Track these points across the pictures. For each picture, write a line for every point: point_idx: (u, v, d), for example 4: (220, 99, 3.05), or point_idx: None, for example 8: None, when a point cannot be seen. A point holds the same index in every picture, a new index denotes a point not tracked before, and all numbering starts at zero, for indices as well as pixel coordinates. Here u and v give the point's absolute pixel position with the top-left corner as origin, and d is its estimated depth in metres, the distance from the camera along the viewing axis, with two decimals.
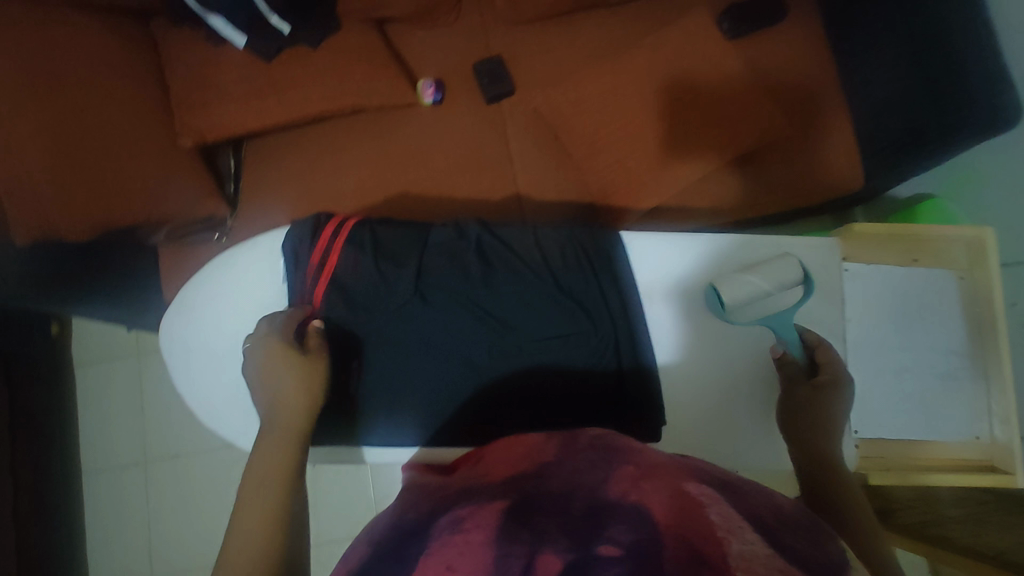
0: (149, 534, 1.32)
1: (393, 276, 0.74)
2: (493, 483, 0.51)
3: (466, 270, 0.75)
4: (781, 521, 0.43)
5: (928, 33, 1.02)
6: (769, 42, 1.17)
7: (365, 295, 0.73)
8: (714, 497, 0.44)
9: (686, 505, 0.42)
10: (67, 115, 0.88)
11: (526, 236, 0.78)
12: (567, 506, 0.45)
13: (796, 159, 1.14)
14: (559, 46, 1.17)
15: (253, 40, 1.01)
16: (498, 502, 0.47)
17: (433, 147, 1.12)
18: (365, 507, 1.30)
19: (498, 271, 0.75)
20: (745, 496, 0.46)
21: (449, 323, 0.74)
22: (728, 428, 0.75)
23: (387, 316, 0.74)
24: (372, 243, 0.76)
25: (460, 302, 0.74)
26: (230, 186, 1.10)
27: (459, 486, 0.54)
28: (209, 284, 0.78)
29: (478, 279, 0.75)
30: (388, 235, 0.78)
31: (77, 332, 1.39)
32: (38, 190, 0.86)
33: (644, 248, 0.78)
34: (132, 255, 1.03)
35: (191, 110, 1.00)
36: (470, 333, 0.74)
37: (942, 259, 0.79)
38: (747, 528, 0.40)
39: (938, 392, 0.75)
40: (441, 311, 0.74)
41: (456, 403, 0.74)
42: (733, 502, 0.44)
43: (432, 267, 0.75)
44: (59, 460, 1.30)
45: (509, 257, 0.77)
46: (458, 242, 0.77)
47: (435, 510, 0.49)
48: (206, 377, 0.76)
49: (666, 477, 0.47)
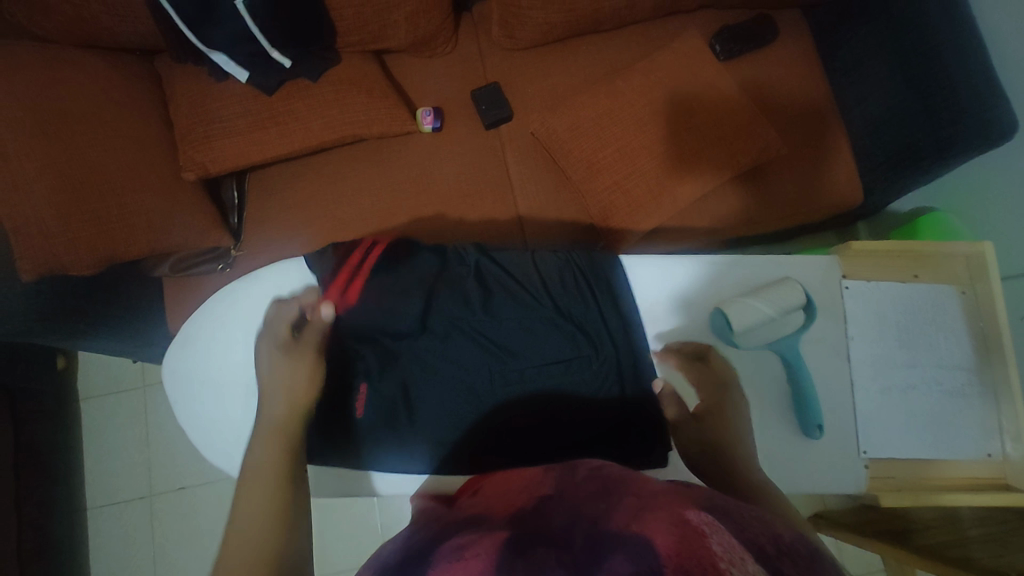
0: (153, 568, 1.30)
1: (392, 304, 0.75)
2: (496, 518, 0.51)
3: (467, 296, 0.76)
4: (782, 550, 0.40)
5: (919, 49, 1.03)
6: (762, 62, 1.19)
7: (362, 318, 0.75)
8: (717, 525, 0.40)
9: (687, 534, 0.39)
10: (71, 153, 0.90)
11: (528, 261, 0.79)
12: (566, 537, 0.44)
13: (794, 176, 1.14)
14: (555, 72, 1.19)
15: (255, 74, 1.03)
16: (497, 534, 0.46)
17: (433, 174, 1.13)
18: (372, 536, 1.28)
19: (497, 296, 0.76)
20: (747, 522, 0.42)
21: (451, 349, 0.74)
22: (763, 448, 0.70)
23: (382, 342, 0.75)
24: (377, 266, 0.77)
25: (461, 327, 0.75)
26: (234, 218, 1.10)
27: (463, 517, 0.53)
28: (214, 316, 0.78)
29: (479, 304, 0.76)
30: (391, 257, 0.79)
31: (83, 365, 1.39)
32: (43, 227, 0.86)
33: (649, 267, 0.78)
34: (138, 287, 1.04)
35: (194, 145, 1.02)
36: (471, 357, 0.73)
37: (943, 273, 0.78)
38: (749, 558, 0.36)
39: (949, 409, 0.73)
40: (443, 337, 0.75)
41: (460, 431, 0.72)
42: (734, 530, 0.41)
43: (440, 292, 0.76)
44: (64, 494, 1.29)
45: (509, 282, 0.77)
46: (459, 268, 0.79)
47: (431, 544, 0.48)
48: (212, 409, 0.76)
49: (666, 505, 0.44)
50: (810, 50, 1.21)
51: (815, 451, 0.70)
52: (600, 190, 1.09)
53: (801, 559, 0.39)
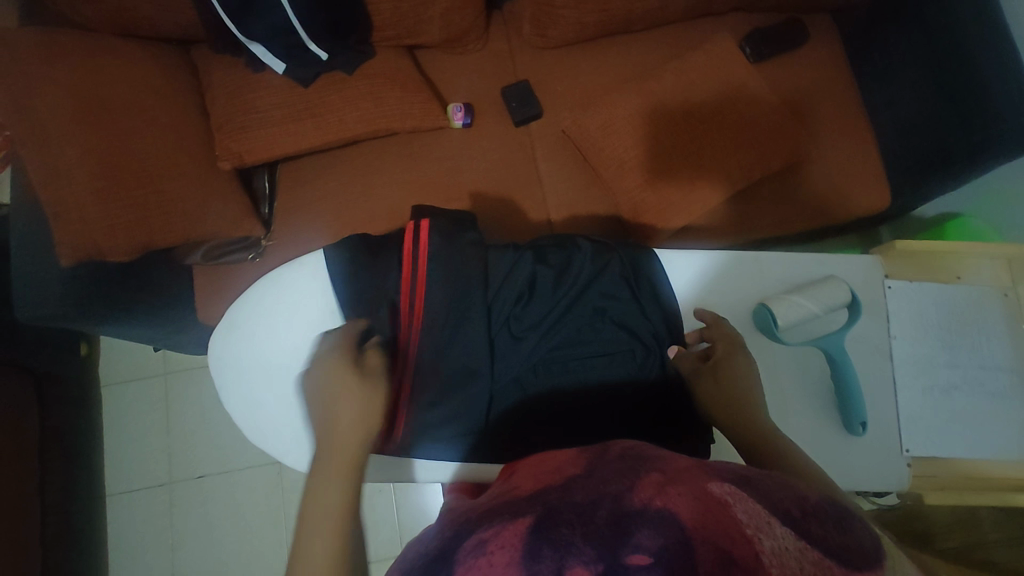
0: (172, 556, 1.30)
1: (460, 288, 0.72)
2: (517, 498, 0.49)
3: (513, 285, 0.75)
4: (805, 510, 0.42)
5: (951, 55, 1.03)
6: (793, 64, 1.19)
7: (436, 296, 0.71)
8: (738, 494, 0.43)
9: (713, 505, 0.41)
10: (112, 140, 0.91)
11: (570, 248, 0.78)
12: (591, 515, 0.42)
13: (824, 178, 1.15)
14: (585, 70, 1.20)
15: (292, 66, 1.04)
16: (522, 519, 0.44)
17: (463, 170, 1.14)
18: (389, 531, 1.29)
19: (540, 287, 0.75)
20: (766, 486, 0.44)
21: (496, 339, 0.74)
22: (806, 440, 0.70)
23: (446, 326, 0.71)
24: (443, 239, 0.73)
25: (504, 318, 0.74)
26: (264, 208, 1.11)
27: (488, 504, 0.51)
28: (258, 301, 0.78)
29: (525, 290, 0.75)
30: (449, 229, 0.74)
31: (106, 352, 1.40)
32: (85, 213, 0.87)
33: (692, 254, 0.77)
34: (169, 274, 1.04)
35: (230, 134, 1.02)
36: (515, 349, 0.74)
37: (982, 276, 0.80)
38: (776, 522, 0.40)
39: (993, 411, 0.73)
40: (490, 326, 0.73)
41: (499, 420, 0.73)
42: (757, 497, 0.43)
43: (496, 277, 0.75)
44: (85, 480, 1.29)
45: (552, 269, 0.76)
46: (503, 251, 0.77)
47: (465, 529, 0.47)
48: (254, 393, 0.76)
49: (690, 480, 0.45)
50: (840, 55, 1.21)
51: (859, 447, 0.70)
52: (631, 187, 1.09)
53: (828, 516, 0.42)
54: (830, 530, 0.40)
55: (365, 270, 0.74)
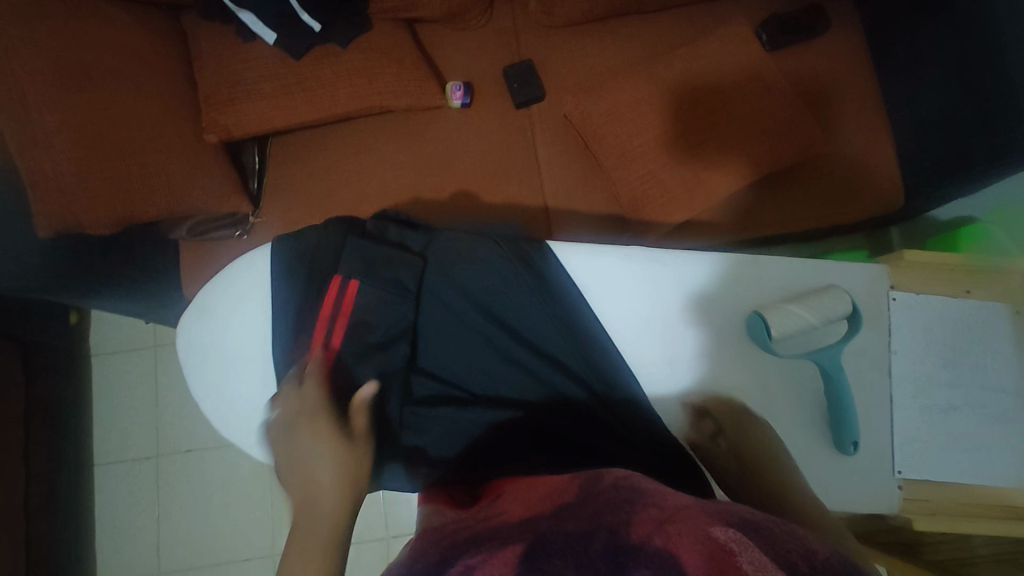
0: (158, 528, 1.31)
1: (405, 293, 0.72)
2: (511, 524, 0.49)
3: (462, 289, 0.73)
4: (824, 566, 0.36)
5: (979, 51, 0.98)
6: (810, 54, 1.14)
7: (369, 309, 0.71)
8: (745, 542, 0.37)
9: (710, 548, 0.37)
10: (93, 108, 0.87)
11: (542, 266, 0.72)
12: (585, 547, 0.41)
13: (835, 174, 1.10)
14: (591, 52, 1.15)
15: (283, 37, 1.00)
16: (512, 548, 0.44)
17: (460, 152, 1.10)
18: (369, 515, 1.29)
19: (503, 290, 0.72)
20: (775, 534, 0.40)
21: (466, 347, 0.73)
22: (792, 460, 0.67)
23: (395, 332, 0.72)
24: (371, 292, 0.72)
25: (472, 325, 0.72)
26: (253, 183, 1.07)
27: (468, 533, 0.50)
28: (232, 285, 0.76)
29: (482, 292, 0.73)
30: (380, 280, 0.72)
31: (95, 322, 1.39)
32: (62, 185, 0.84)
33: (663, 258, 0.72)
34: (155, 249, 1.02)
35: (218, 106, 0.99)
36: (486, 356, 0.72)
37: (997, 291, 0.75)
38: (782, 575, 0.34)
39: (992, 435, 0.70)
40: (455, 333, 0.73)
41: (472, 437, 0.68)
42: (762, 545, 0.38)
43: (451, 273, 0.73)
44: (72, 450, 1.29)
45: (507, 265, 0.72)
46: (452, 239, 0.75)
47: (450, 556, 0.47)
48: (230, 379, 0.75)
49: (692, 520, 0.41)
50: (860, 46, 1.15)
51: (847, 464, 0.67)
52: (632, 178, 1.05)
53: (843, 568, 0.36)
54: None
55: (319, 276, 0.73)
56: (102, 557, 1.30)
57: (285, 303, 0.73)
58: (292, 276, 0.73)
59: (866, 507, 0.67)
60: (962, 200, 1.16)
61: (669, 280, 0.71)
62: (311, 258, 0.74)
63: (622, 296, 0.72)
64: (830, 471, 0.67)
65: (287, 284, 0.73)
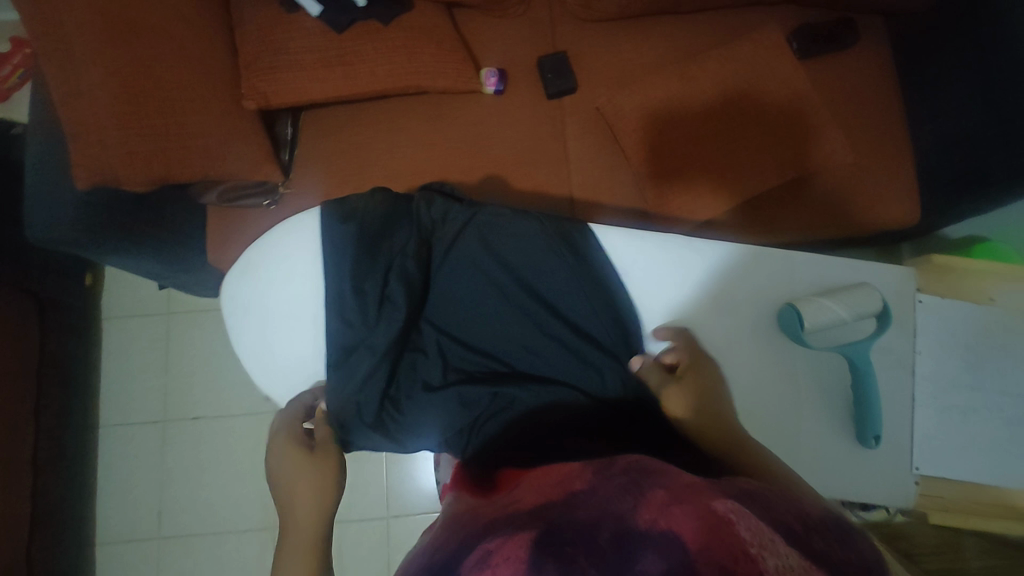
0: (161, 492, 1.31)
1: (450, 265, 0.76)
2: (522, 512, 0.48)
3: (504, 264, 0.75)
4: (807, 526, 0.40)
5: (1005, 72, 1.00)
6: (838, 65, 1.16)
7: (417, 274, 0.75)
8: (742, 511, 0.39)
9: (717, 528, 0.38)
10: (139, 63, 0.87)
11: (582, 246, 0.74)
12: (592, 536, 0.41)
13: (861, 184, 1.11)
14: (625, 48, 1.16)
15: (327, 11, 1.02)
16: (525, 534, 0.44)
17: (490, 137, 1.11)
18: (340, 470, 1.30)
19: (543, 268, 0.75)
20: (768, 500, 0.42)
21: (504, 322, 0.75)
22: (814, 451, 0.69)
23: (436, 302, 0.77)
24: (418, 259, 0.75)
25: (511, 300, 0.75)
26: (286, 154, 1.08)
27: (492, 515, 0.51)
28: (277, 245, 0.78)
29: (523, 268, 0.75)
30: (431, 250, 0.77)
31: (109, 283, 1.39)
32: (103, 137, 0.85)
33: (704, 246, 0.73)
34: (183, 212, 1.02)
35: (257, 74, 1.00)
36: (522, 331, 0.74)
37: (1016, 302, 0.80)
38: (778, 540, 0.37)
39: (1007, 438, 0.74)
40: (494, 306, 0.75)
41: (507, 411, 0.69)
42: (758, 511, 0.40)
43: (494, 248, 0.75)
44: (79, 410, 1.29)
45: (549, 244, 0.75)
46: (495, 213, 0.76)
47: (466, 544, 0.47)
48: (271, 340, 0.77)
49: (692, 495, 0.42)
50: (888, 60, 1.18)
51: (867, 456, 0.69)
52: (662, 174, 1.07)
53: (831, 533, 0.40)
54: (834, 546, 0.38)
55: (367, 240, 0.76)
56: (102, 518, 1.30)
57: (335, 265, 0.74)
58: (343, 239, 0.75)
59: (887, 499, 0.69)
60: (975, 218, 1.19)
61: (702, 267, 0.73)
62: (359, 222, 0.76)
63: (658, 281, 0.74)
64: (854, 464, 0.69)
65: (338, 247, 0.75)
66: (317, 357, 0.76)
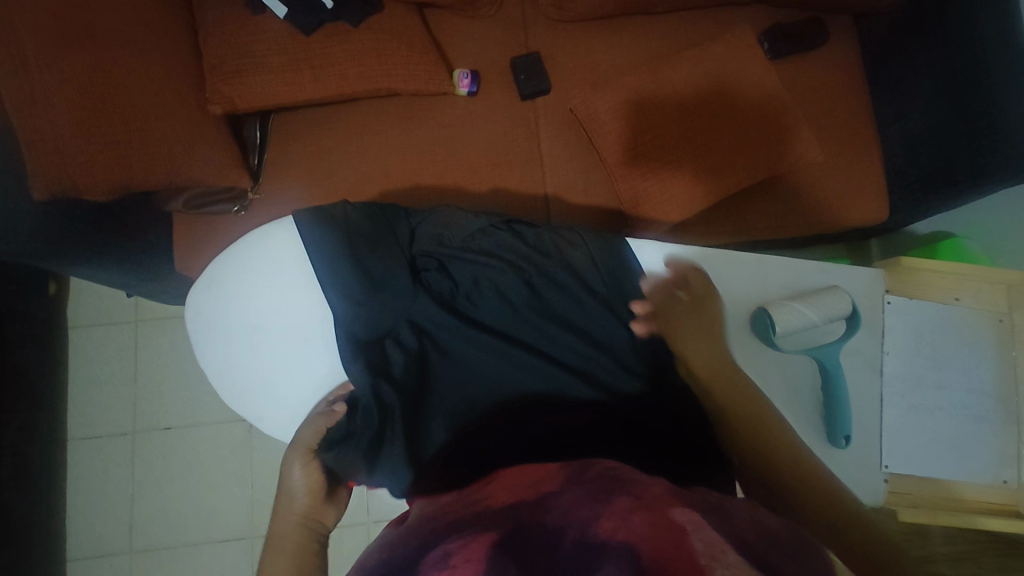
0: (133, 505, 1.28)
1: (433, 269, 0.77)
2: (488, 513, 0.47)
3: (489, 266, 0.76)
4: (766, 542, 0.40)
5: (967, 73, 1.03)
6: (807, 65, 1.17)
7: (400, 272, 0.74)
8: (700, 522, 0.40)
9: (670, 533, 0.38)
10: (98, 70, 0.85)
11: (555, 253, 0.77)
12: (556, 543, 0.41)
13: (826, 184, 1.13)
14: (598, 48, 1.16)
15: (294, 12, 0.99)
16: (489, 535, 0.43)
17: (464, 139, 1.10)
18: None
19: (525, 274, 0.76)
20: (732, 516, 0.43)
21: (489, 323, 0.74)
22: None
23: (418, 299, 0.74)
24: (397, 260, 0.75)
25: (496, 300, 0.75)
26: (254, 159, 1.06)
27: (456, 515, 0.49)
28: (243, 255, 0.78)
29: (506, 272, 0.76)
30: (418, 252, 0.77)
31: (74, 292, 1.35)
32: (61, 147, 0.82)
33: (684, 249, 0.75)
34: (149, 219, 1.00)
35: (224, 77, 0.98)
36: (504, 331, 0.73)
37: (979, 301, 0.82)
38: (731, 550, 0.37)
39: (971, 433, 0.77)
40: (480, 308, 0.75)
41: (476, 413, 0.68)
42: (717, 525, 0.41)
43: (477, 252, 0.77)
44: (47, 424, 1.25)
45: (527, 248, 0.77)
46: (481, 220, 0.78)
47: (430, 542, 0.46)
48: (252, 352, 0.77)
49: (657, 506, 0.43)
50: (855, 60, 1.19)
51: (839, 457, 0.71)
52: (635, 177, 1.06)
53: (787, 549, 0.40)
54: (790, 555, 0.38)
55: (358, 239, 0.76)
56: (73, 534, 1.27)
57: (323, 267, 0.73)
58: (325, 239, 0.75)
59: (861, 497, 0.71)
60: (941, 215, 1.22)
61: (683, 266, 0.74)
62: (340, 225, 0.76)
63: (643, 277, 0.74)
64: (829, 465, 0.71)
65: (320, 247, 0.74)
66: (301, 370, 0.77)
